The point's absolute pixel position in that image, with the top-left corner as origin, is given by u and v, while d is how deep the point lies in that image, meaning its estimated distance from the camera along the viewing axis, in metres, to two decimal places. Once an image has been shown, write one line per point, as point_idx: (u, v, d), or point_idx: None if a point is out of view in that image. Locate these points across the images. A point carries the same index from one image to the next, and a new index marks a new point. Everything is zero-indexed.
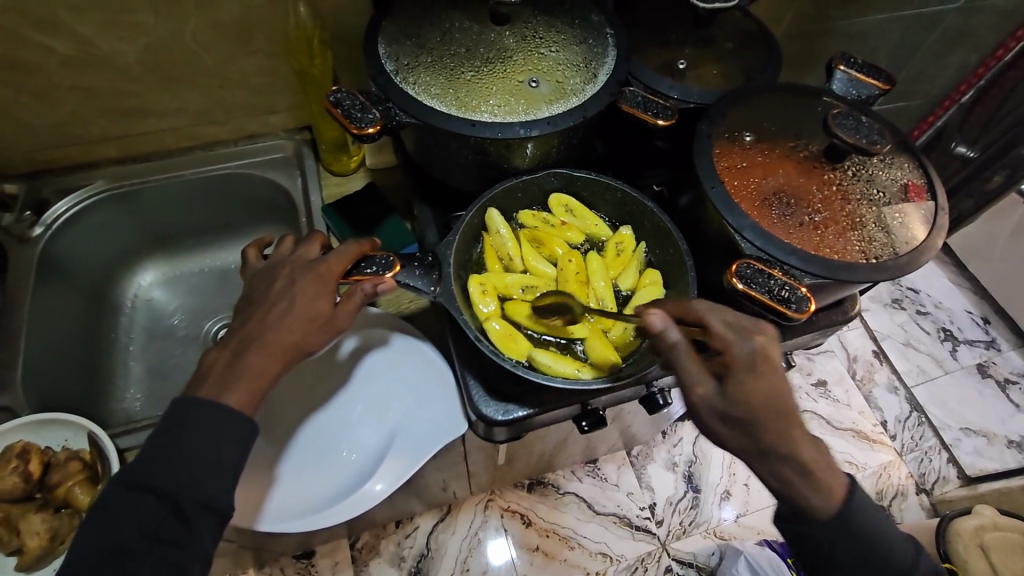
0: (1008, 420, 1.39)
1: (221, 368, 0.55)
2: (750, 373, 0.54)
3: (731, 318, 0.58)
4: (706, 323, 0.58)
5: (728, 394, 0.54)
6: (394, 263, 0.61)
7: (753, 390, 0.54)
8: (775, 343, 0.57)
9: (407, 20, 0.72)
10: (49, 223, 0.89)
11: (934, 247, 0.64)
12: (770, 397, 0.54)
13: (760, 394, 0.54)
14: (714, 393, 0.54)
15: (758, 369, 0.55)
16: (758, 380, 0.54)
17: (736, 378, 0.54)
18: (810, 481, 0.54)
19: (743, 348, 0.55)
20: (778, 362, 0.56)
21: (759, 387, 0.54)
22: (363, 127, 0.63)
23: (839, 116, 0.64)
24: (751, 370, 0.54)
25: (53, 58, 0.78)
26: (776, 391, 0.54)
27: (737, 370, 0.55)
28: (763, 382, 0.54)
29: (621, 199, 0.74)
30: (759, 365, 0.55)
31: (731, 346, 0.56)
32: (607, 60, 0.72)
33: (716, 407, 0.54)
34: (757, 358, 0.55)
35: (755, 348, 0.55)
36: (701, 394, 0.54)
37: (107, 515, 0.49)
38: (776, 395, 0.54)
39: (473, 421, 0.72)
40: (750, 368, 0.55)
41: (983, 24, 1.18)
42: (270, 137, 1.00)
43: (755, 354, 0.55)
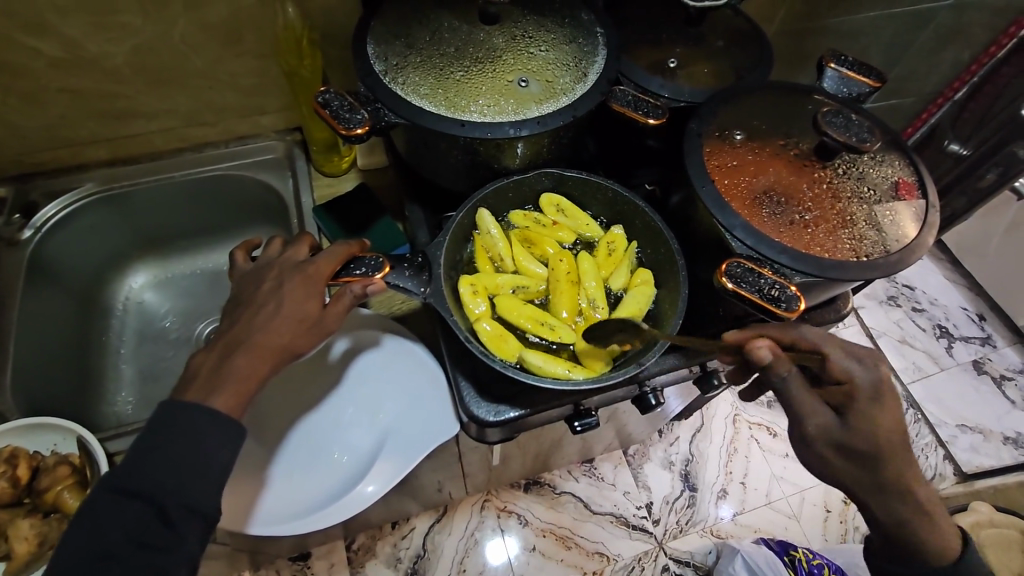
0: (1004, 417, 1.39)
1: (208, 371, 0.54)
2: (875, 404, 0.56)
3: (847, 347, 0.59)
4: (821, 350, 0.59)
5: (851, 426, 0.55)
6: (383, 264, 0.61)
7: (880, 424, 0.55)
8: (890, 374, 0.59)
9: (396, 20, 0.71)
10: (38, 226, 0.89)
11: (925, 245, 0.64)
12: (892, 427, 0.55)
13: (886, 425, 0.55)
14: (834, 423, 0.56)
15: (883, 400, 0.56)
16: (886, 412, 0.56)
17: (859, 410, 0.56)
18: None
19: (864, 378, 0.57)
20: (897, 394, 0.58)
21: (884, 418, 0.56)
22: (351, 127, 0.62)
23: (829, 115, 0.64)
24: (875, 400, 0.56)
25: (41, 59, 0.78)
26: (894, 422, 0.56)
27: (861, 402, 0.56)
28: (887, 414, 0.56)
29: (613, 198, 0.73)
30: (882, 396, 0.56)
31: (854, 378, 0.57)
32: (597, 59, 0.71)
33: (837, 438, 0.55)
34: (881, 388, 0.57)
35: (878, 378, 0.57)
36: (818, 423, 0.56)
37: (90, 520, 0.49)
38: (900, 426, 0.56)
39: (465, 421, 0.71)
40: (874, 399, 0.56)
41: (975, 21, 1.19)
42: (261, 139, 0.99)
43: (878, 383, 0.57)
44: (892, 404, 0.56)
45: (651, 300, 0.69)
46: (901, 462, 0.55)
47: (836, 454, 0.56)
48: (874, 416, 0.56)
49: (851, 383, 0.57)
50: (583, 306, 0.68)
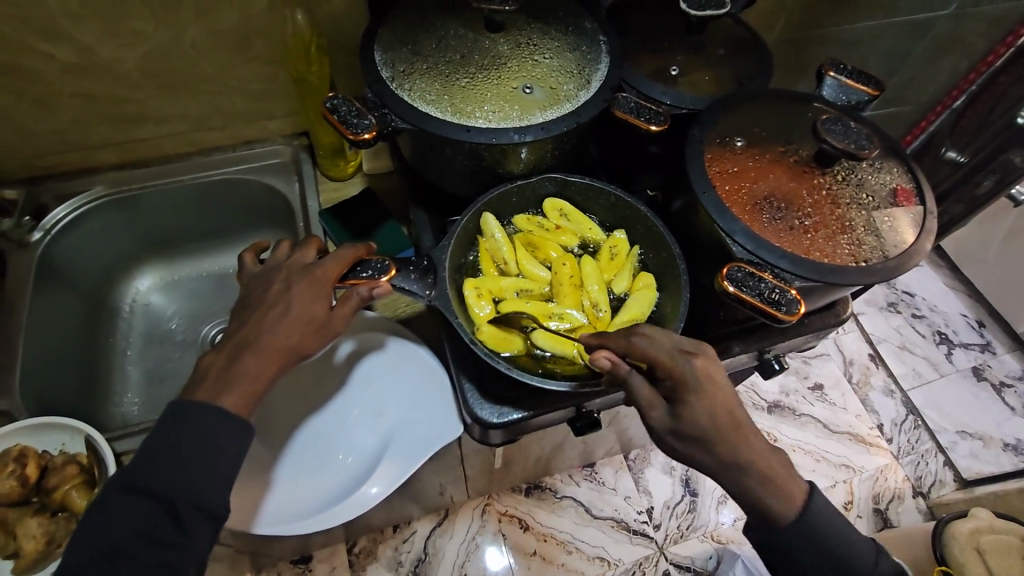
0: (1003, 423, 1.40)
1: (217, 372, 0.55)
2: (697, 395, 0.53)
3: (673, 342, 0.56)
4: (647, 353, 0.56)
5: (680, 416, 0.54)
6: (389, 267, 0.62)
7: (703, 411, 0.53)
8: (717, 362, 0.56)
9: (403, 27, 0.73)
10: (48, 228, 0.90)
11: (923, 251, 0.64)
12: (716, 413, 0.53)
13: (707, 413, 0.53)
14: (667, 415, 0.54)
15: (703, 388, 0.54)
16: (709, 400, 0.54)
17: (687, 400, 0.54)
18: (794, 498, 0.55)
19: (685, 369, 0.54)
20: (722, 378, 0.55)
21: (708, 407, 0.53)
22: (358, 132, 0.63)
23: (828, 122, 0.65)
24: (699, 389, 0.53)
25: (54, 65, 0.79)
26: (724, 405, 0.54)
27: (687, 394, 0.54)
28: (710, 401, 0.53)
29: (615, 203, 0.74)
30: (703, 384, 0.54)
31: (676, 370, 0.54)
32: (600, 66, 0.73)
33: (671, 427, 0.54)
34: (702, 377, 0.54)
35: (695, 368, 0.54)
36: (656, 418, 0.55)
37: (101, 517, 0.50)
38: (725, 409, 0.54)
39: (468, 423, 0.72)
40: (695, 389, 0.54)
41: (975, 30, 1.20)
42: (268, 143, 1.00)
43: (699, 374, 0.54)
44: (712, 395, 0.54)
45: (653, 303, 0.70)
46: (737, 443, 0.53)
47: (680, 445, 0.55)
48: (702, 404, 0.53)
49: (674, 377, 0.54)
50: (586, 308, 0.69)
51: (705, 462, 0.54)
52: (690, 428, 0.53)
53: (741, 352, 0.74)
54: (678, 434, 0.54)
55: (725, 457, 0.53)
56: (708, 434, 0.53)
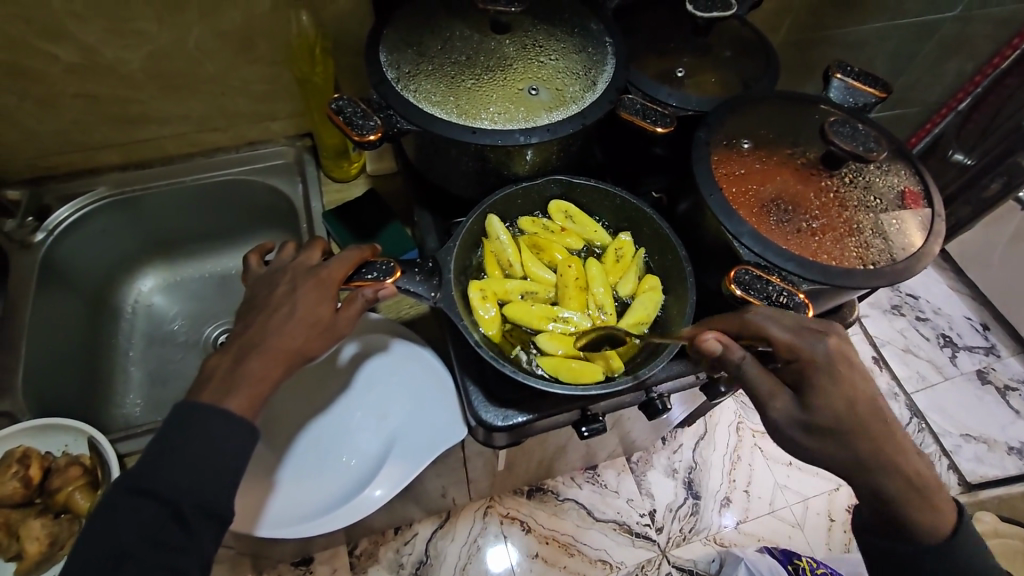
0: (1008, 427, 1.39)
1: (223, 374, 0.55)
2: (829, 378, 0.51)
3: (792, 322, 0.55)
4: (765, 333, 0.54)
5: (810, 404, 0.51)
6: (394, 268, 0.62)
7: (840, 395, 0.51)
8: (849, 342, 0.54)
9: (408, 29, 0.73)
10: (51, 229, 0.90)
11: (931, 254, 0.64)
12: (854, 398, 0.51)
13: (845, 398, 0.51)
14: (794, 404, 0.52)
15: (836, 371, 0.52)
16: (842, 383, 0.51)
17: (818, 384, 0.52)
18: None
19: (815, 350, 0.53)
20: (857, 360, 0.53)
21: (843, 391, 0.51)
22: (364, 134, 0.63)
23: (836, 124, 0.65)
24: (831, 372, 0.52)
25: (58, 65, 0.79)
26: (859, 390, 0.52)
27: (817, 377, 0.52)
28: (845, 385, 0.51)
29: (621, 205, 0.74)
30: (836, 367, 0.52)
31: (805, 353, 0.53)
32: (606, 68, 0.72)
33: (800, 420, 0.51)
34: (834, 359, 0.52)
35: (829, 349, 0.53)
36: (779, 407, 0.52)
37: (106, 519, 0.49)
38: (862, 395, 0.51)
39: (473, 426, 0.72)
40: (829, 371, 0.52)
41: (980, 33, 1.20)
42: (271, 144, 1.00)
43: (830, 355, 0.52)
44: (844, 379, 0.52)
45: (659, 306, 0.69)
46: (881, 435, 0.51)
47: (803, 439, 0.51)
48: (836, 388, 0.51)
49: (803, 359, 0.53)
50: (592, 311, 0.69)
51: None
52: (822, 418, 0.51)
53: None
54: (809, 428, 0.51)
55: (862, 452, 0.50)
56: (842, 422, 0.50)
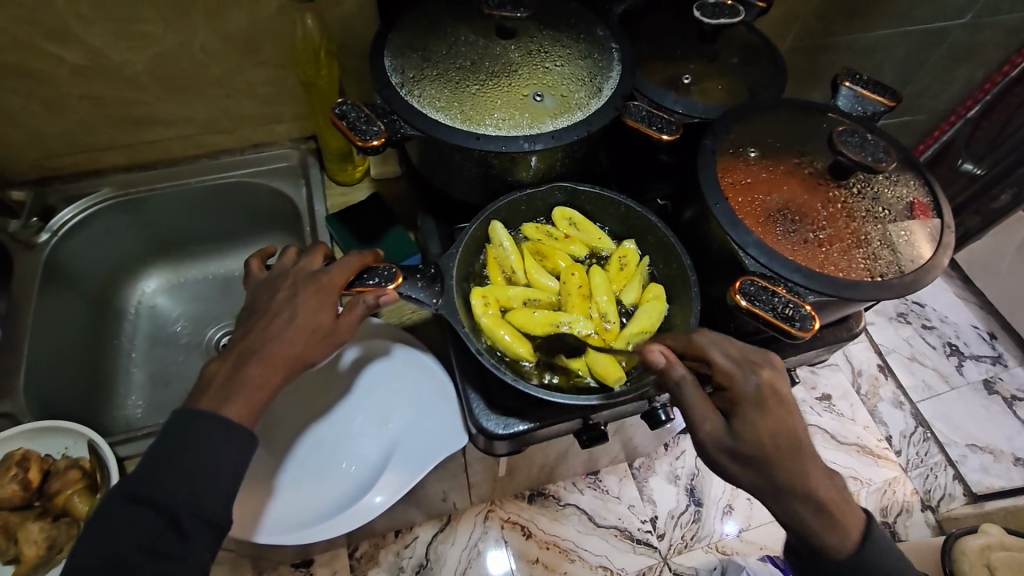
0: (1014, 437, 1.38)
1: (222, 381, 0.54)
2: (758, 411, 0.54)
3: (734, 350, 0.57)
4: (708, 358, 0.57)
5: (737, 431, 0.53)
6: (396, 275, 0.61)
7: (765, 427, 0.53)
8: (783, 376, 0.56)
9: (414, 34, 0.72)
10: (55, 230, 0.90)
11: (941, 266, 0.63)
12: (778, 430, 0.53)
13: (768, 431, 0.53)
14: (722, 428, 0.54)
15: (766, 405, 0.54)
16: (769, 415, 0.54)
17: (747, 414, 0.54)
18: (808, 517, 0.54)
19: (747, 382, 0.55)
20: (786, 395, 0.55)
21: (769, 424, 0.53)
22: (367, 139, 0.63)
23: (844, 134, 0.64)
24: (759, 406, 0.54)
25: (64, 66, 0.79)
26: (784, 424, 0.54)
27: (746, 408, 0.54)
28: (772, 419, 0.53)
29: (626, 213, 0.74)
30: (765, 400, 0.54)
31: (737, 383, 0.55)
32: (612, 74, 0.72)
33: (726, 444, 0.53)
34: (764, 394, 0.54)
35: (760, 383, 0.55)
36: (708, 430, 0.54)
37: (104, 527, 0.49)
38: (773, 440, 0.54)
39: (473, 433, 0.71)
40: (758, 404, 0.54)
41: (989, 41, 1.19)
42: (276, 147, 1.00)
43: (760, 390, 0.55)
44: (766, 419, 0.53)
45: (663, 314, 0.68)
46: (803, 467, 0.53)
47: (730, 463, 0.54)
48: (762, 421, 0.53)
49: (733, 390, 0.55)
50: (595, 318, 0.68)
51: (747, 487, 0.53)
52: (746, 446, 0.53)
53: None
54: (733, 453, 0.53)
55: (778, 480, 0.53)
56: (767, 451, 0.52)
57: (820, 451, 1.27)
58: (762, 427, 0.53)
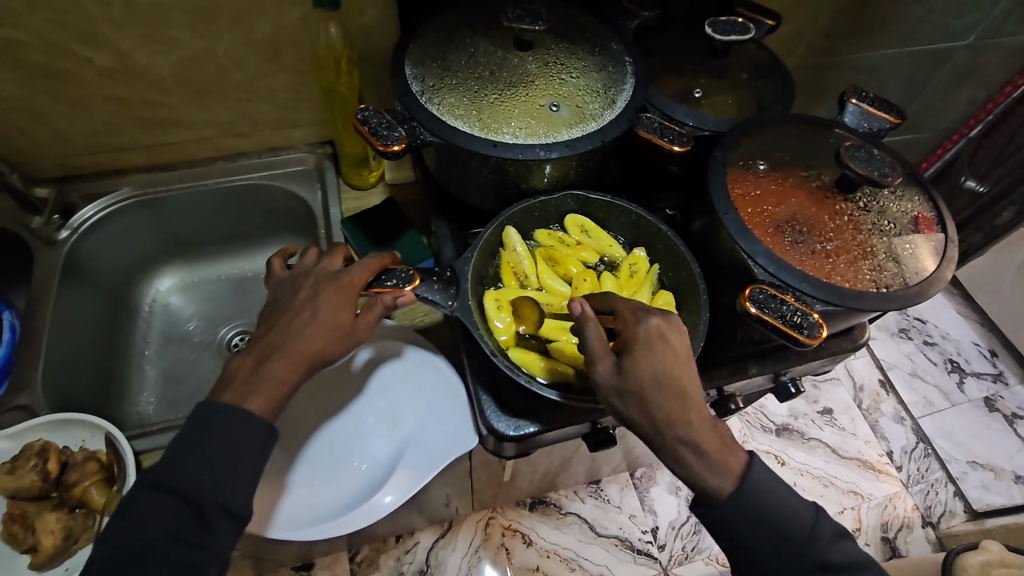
0: (1015, 455, 1.38)
1: (244, 376, 0.56)
2: (645, 351, 0.54)
3: (640, 305, 0.59)
4: (614, 310, 0.60)
5: (624, 370, 0.54)
6: (413, 276, 0.63)
7: (647, 367, 0.54)
8: (678, 326, 0.57)
9: (434, 44, 0.74)
10: (75, 227, 0.92)
11: (945, 279, 0.65)
12: (661, 370, 0.54)
13: (651, 371, 0.54)
14: (613, 367, 0.54)
15: (654, 346, 0.55)
16: (658, 356, 0.54)
17: (633, 354, 0.54)
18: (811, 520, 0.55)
19: (640, 326, 0.56)
20: (679, 342, 0.56)
21: None
22: (388, 144, 0.64)
23: (851, 149, 0.66)
24: (649, 346, 0.55)
25: (92, 68, 0.81)
26: (672, 365, 0.54)
27: (633, 348, 0.55)
28: (658, 360, 0.54)
29: (636, 221, 0.75)
30: (653, 343, 0.55)
31: (633, 327, 0.56)
32: (626, 87, 0.74)
33: (615, 383, 0.54)
34: (654, 335, 0.55)
35: (650, 326, 0.56)
36: (600, 369, 0.54)
37: (130, 514, 0.51)
38: None
39: (483, 435, 0.72)
40: (647, 346, 0.55)
41: (991, 62, 1.21)
42: (292, 151, 1.02)
43: (650, 332, 0.55)
44: None
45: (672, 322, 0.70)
46: (681, 410, 0.53)
47: (621, 403, 0.54)
48: (648, 360, 0.54)
49: (627, 333, 0.56)
50: None
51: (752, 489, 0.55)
52: (630, 384, 0.53)
53: (757, 373, 0.74)
54: (620, 391, 0.54)
55: (656, 417, 0.53)
56: (650, 389, 0.53)
57: (821, 464, 1.29)
58: (645, 366, 0.54)
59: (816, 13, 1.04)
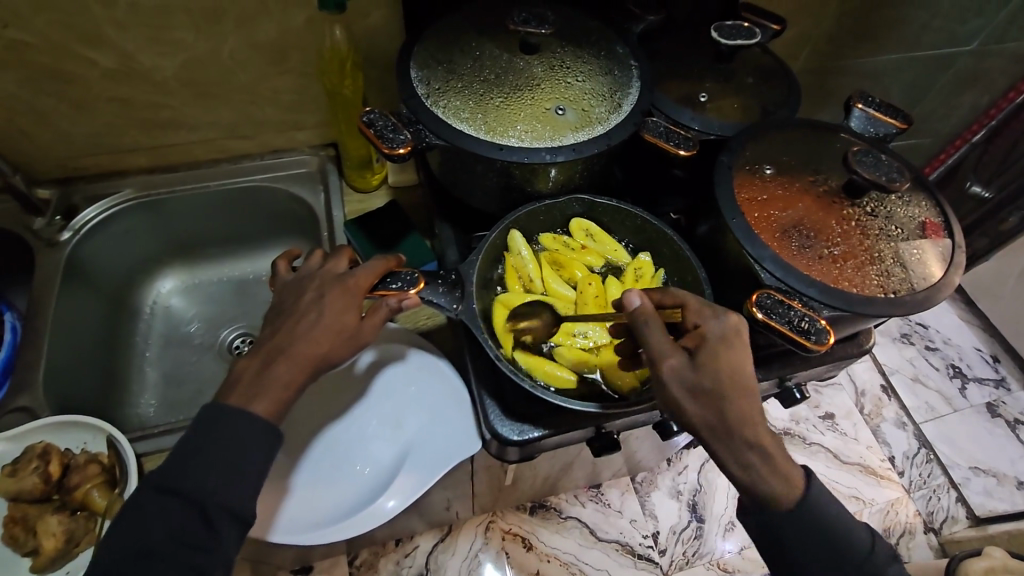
0: (1017, 461, 1.38)
1: (249, 378, 0.56)
2: (721, 347, 0.55)
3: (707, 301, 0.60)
4: (682, 304, 0.60)
5: (699, 365, 0.54)
6: (418, 280, 0.62)
7: (724, 363, 0.54)
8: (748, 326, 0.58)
9: (440, 47, 0.74)
10: (77, 228, 0.92)
11: (952, 285, 0.64)
12: (735, 368, 0.55)
13: (727, 367, 0.54)
14: (685, 363, 0.54)
15: (730, 344, 0.56)
16: (732, 354, 0.55)
17: (708, 350, 0.55)
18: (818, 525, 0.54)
19: (714, 322, 0.57)
20: (749, 341, 0.57)
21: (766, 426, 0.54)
22: (394, 147, 0.64)
23: (859, 154, 0.66)
24: (724, 342, 0.56)
25: (96, 70, 0.81)
26: (744, 363, 0.55)
27: (709, 344, 0.56)
28: (733, 357, 0.55)
29: (641, 225, 0.75)
30: (729, 339, 0.56)
31: (706, 323, 0.57)
32: (632, 91, 0.73)
33: (687, 379, 0.53)
34: (729, 333, 0.56)
35: (726, 324, 0.57)
36: (672, 365, 0.54)
37: (135, 517, 0.50)
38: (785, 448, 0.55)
39: (486, 439, 0.72)
40: (722, 343, 0.56)
41: (995, 67, 1.21)
42: (296, 152, 1.02)
43: (726, 329, 0.56)
44: None
45: None
46: (753, 408, 0.54)
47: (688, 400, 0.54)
48: (724, 357, 0.55)
49: (701, 329, 0.57)
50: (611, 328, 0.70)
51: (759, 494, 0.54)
52: (705, 379, 0.53)
53: (762, 378, 0.74)
54: (693, 387, 0.53)
55: (732, 414, 0.53)
56: (724, 386, 0.53)
57: (823, 469, 1.28)
58: (721, 361, 0.54)
59: (820, 17, 1.04)
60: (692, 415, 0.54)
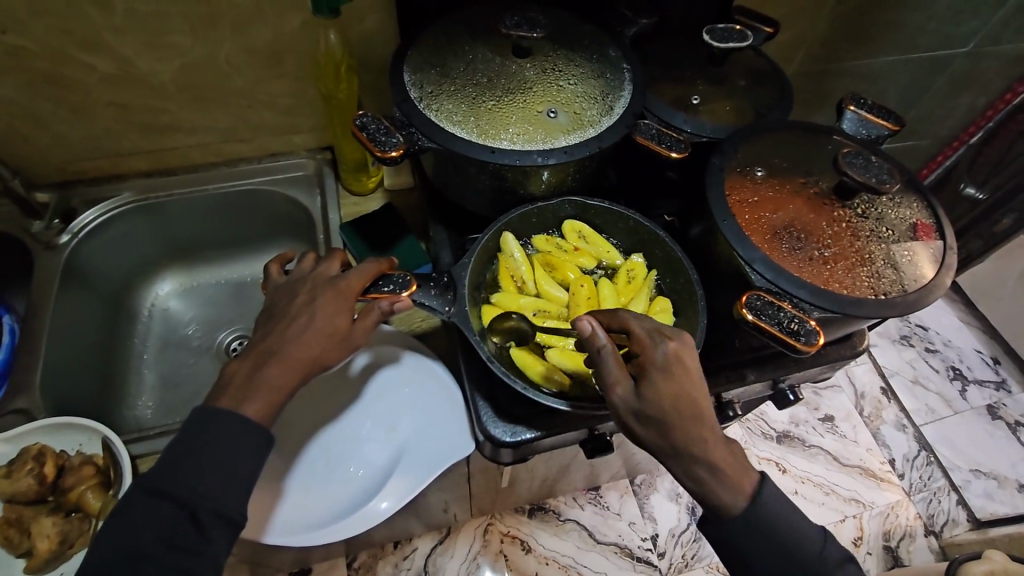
0: (1019, 464, 1.37)
1: (241, 381, 0.56)
2: (664, 375, 0.55)
3: (652, 324, 0.59)
4: (628, 329, 0.59)
5: (644, 395, 0.54)
6: (411, 283, 0.63)
7: (667, 391, 0.54)
8: (692, 349, 0.57)
9: (434, 51, 0.75)
10: (76, 231, 0.92)
11: (943, 286, 0.64)
12: (680, 396, 0.54)
13: (670, 395, 0.54)
14: (632, 392, 0.54)
15: (672, 371, 0.55)
16: (675, 383, 0.55)
17: (653, 379, 0.55)
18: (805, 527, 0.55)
19: (658, 350, 0.56)
20: (694, 366, 0.56)
21: None
22: (386, 150, 0.64)
23: (849, 156, 0.66)
24: (667, 372, 0.55)
25: (94, 75, 0.82)
26: (690, 391, 0.55)
27: (652, 373, 0.55)
28: (676, 385, 0.55)
29: (634, 227, 0.75)
30: (673, 368, 0.55)
31: (649, 350, 0.57)
32: (624, 94, 0.74)
33: (634, 408, 0.54)
34: (671, 360, 0.56)
35: (669, 351, 0.56)
36: (619, 395, 0.54)
37: (127, 519, 0.51)
38: None
39: (480, 441, 0.72)
40: (665, 371, 0.55)
41: (990, 68, 1.21)
42: (293, 156, 1.02)
43: (669, 357, 0.56)
44: None
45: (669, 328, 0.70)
46: (700, 433, 0.54)
47: (637, 427, 0.55)
48: (669, 386, 0.54)
49: (646, 357, 0.56)
50: None
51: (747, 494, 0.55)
52: (650, 409, 0.54)
53: (755, 380, 0.75)
54: (639, 416, 0.54)
55: (677, 441, 0.54)
56: (670, 415, 0.54)
57: (821, 471, 1.28)
58: (665, 391, 0.54)
59: (814, 21, 1.04)
60: (641, 439, 0.55)
